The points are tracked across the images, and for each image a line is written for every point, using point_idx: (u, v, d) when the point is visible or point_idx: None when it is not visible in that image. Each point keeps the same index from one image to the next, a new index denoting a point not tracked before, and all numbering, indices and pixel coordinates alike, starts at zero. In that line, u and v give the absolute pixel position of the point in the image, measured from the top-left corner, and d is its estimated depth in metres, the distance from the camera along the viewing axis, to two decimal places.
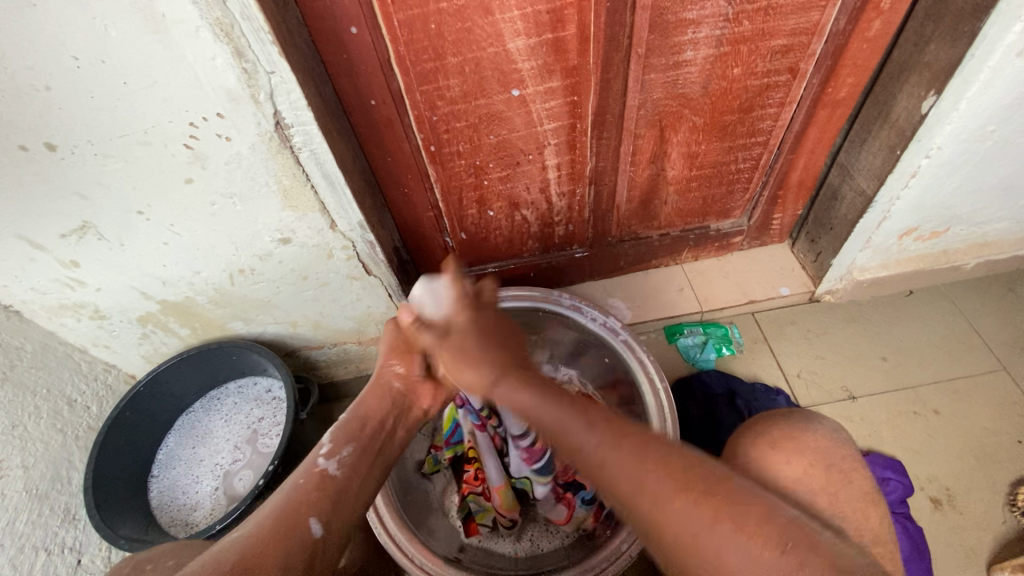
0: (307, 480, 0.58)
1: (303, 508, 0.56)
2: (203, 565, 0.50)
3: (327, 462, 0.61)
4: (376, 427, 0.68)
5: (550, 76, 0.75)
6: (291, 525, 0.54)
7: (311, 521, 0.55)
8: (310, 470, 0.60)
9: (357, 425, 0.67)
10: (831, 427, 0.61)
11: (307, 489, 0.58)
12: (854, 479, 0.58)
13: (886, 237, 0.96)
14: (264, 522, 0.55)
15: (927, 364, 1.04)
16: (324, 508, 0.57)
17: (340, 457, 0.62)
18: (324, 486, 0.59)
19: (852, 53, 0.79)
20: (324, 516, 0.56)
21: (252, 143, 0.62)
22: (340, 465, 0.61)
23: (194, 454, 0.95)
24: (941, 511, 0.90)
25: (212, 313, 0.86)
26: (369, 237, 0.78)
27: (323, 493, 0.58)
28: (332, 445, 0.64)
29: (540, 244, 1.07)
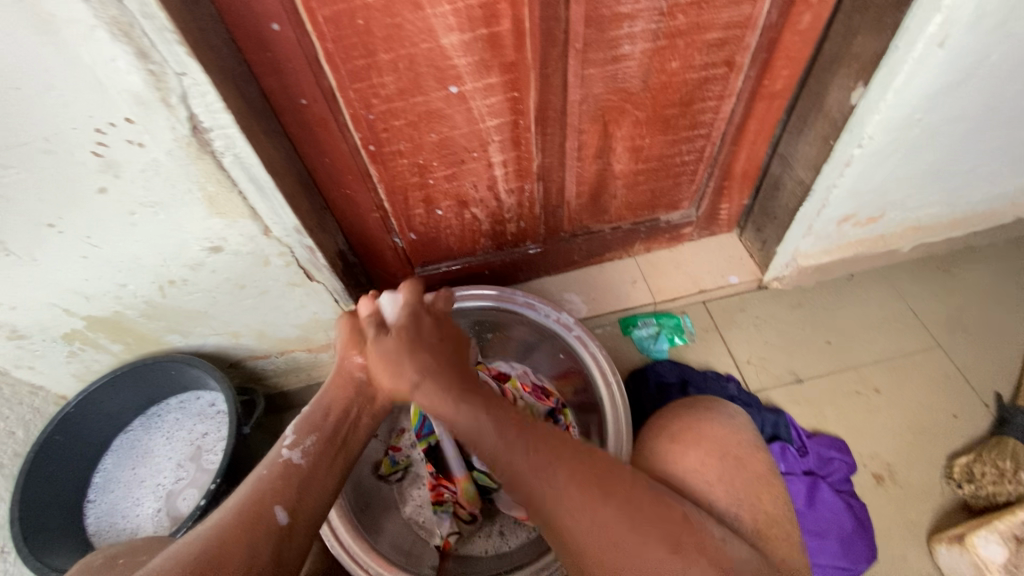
0: (270, 472, 0.56)
1: (267, 499, 0.53)
2: (159, 569, 0.47)
3: (291, 452, 0.58)
4: (344, 413, 0.63)
5: (488, 72, 0.74)
6: (254, 520, 0.51)
7: (277, 511, 0.53)
8: (273, 461, 0.57)
9: (324, 410, 0.63)
10: (729, 416, 0.70)
11: (270, 481, 0.55)
12: (747, 464, 0.65)
13: (826, 224, 0.99)
14: (227, 519, 0.52)
15: (869, 345, 1.08)
16: (290, 497, 0.54)
17: (304, 447, 0.59)
18: (288, 477, 0.56)
19: (786, 45, 0.80)
20: (291, 505, 0.54)
21: (168, 149, 0.59)
22: (304, 454, 0.58)
23: (134, 476, 0.91)
24: (883, 486, 0.94)
25: (145, 327, 0.82)
26: (307, 242, 0.76)
27: (287, 483, 0.55)
28: (295, 435, 0.60)
29: (493, 242, 1.06)
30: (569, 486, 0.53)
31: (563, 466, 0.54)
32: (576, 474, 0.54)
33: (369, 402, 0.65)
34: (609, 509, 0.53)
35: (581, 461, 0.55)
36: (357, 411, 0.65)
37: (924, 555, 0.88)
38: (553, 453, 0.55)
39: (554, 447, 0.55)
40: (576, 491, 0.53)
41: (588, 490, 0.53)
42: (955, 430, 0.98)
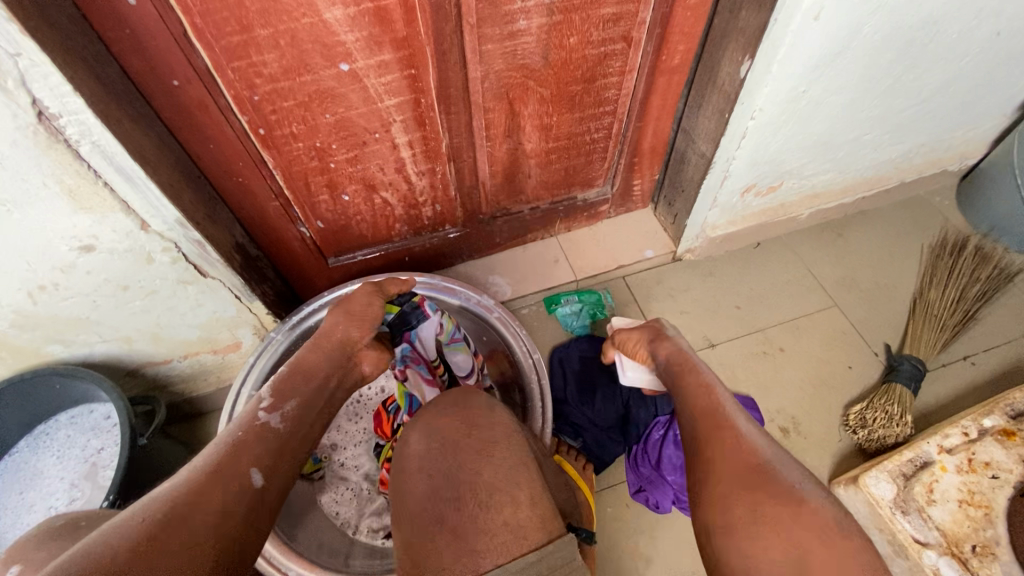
0: (247, 434, 0.56)
1: (245, 459, 0.53)
2: (135, 518, 0.44)
3: (269, 416, 0.59)
4: (325, 380, 0.67)
5: (379, 49, 0.71)
6: (230, 474, 0.51)
7: (252, 474, 0.52)
8: (250, 423, 0.58)
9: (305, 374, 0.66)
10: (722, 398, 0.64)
11: (248, 440, 0.55)
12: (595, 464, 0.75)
13: (730, 195, 1.04)
14: (198, 474, 0.50)
15: (775, 308, 1.15)
16: (267, 461, 0.54)
17: (283, 411, 0.60)
18: (265, 439, 0.56)
19: (679, 20, 0.82)
20: (265, 471, 0.54)
21: (10, 138, 0.53)
22: (283, 419, 0.59)
23: (21, 500, 0.82)
24: (789, 438, 1.01)
25: (17, 339, 0.74)
26: (194, 235, 0.70)
27: (264, 444, 0.56)
28: (272, 400, 0.61)
29: (410, 227, 1.03)
30: (721, 472, 0.54)
31: (707, 442, 0.57)
32: (725, 459, 0.54)
33: (349, 369, 0.71)
34: (768, 520, 0.48)
35: (733, 443, 0.56)
36: (336, 382, 0.68)
37: None
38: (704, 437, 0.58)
39: (709, 416, 0.60)
40: (727, 479, 0.53)
41: (735, 481, 0.52)
42: (850, 380, 1.07)
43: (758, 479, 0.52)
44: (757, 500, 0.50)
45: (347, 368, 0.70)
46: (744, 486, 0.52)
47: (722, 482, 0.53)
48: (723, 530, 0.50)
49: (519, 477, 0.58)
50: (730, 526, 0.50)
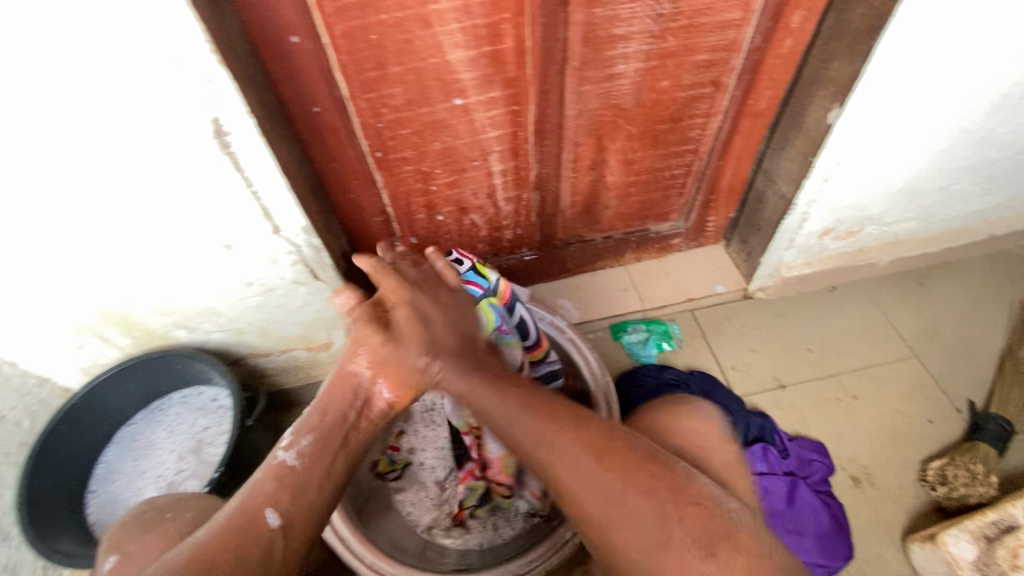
0: (266, 474, 0.55)
1: (258, 504, 0.53)
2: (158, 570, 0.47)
3: (286, 454, 0.57)
4: (342, 416, 0.61)
5: (490, 86, 0.79)
6: (246, 522, 0.51)
7: (267, 514, 0.52)
8: (269, 464, 0.57)
9: (321, 411, 0.61)
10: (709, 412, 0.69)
11: (264, 483, 0.55)
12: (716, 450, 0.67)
13: (807, 236, 1.05)
14: (217, 529, 0.51)
15: (849, 354, 1.13)
16: (283, 503, 0.54)
17: (300, 447, 0.58)
18: (284, 479, 0.55)
19: (768, 68, 0.86)
20: (283, 509, 0.53)
21: (192, 148, 0.63)
22: (299, 456, 0.57)
23: (135, 467, 0.92)
24: (861, 489, 0.98)
25: (153, 322, 0.85)
26: (314, 241, 0.79)
27: (282, 485, 0.55)
28: (292, 436, 0.59)
29: (490, 248, 1.10)
30: (568, 447, 0.54)
31: (548, 419, 0.55)
32: (574, 434, 0.54)
33: (365, 408, 0.63)
34: (648, 498, 0.51)
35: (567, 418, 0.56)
36: (357, 414, 0.62)
37: (899, 554, 0.92)
38: (543, 415, 0.56)
39: (554, 406, 0.57)
40: (583, 457, 0.53)
41: (588, 457, 0.53)
42: (930, 436, 1.03)
43: (627, 459, 0.53)
44: (610, 479, 0.52)
45: (361, 405, 0.62)
46: (588, 458, 0.53)
47: (577, 459, 0.53)
48: (603, 512, 0.51)
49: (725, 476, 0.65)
50: (604, 504, 0.51)
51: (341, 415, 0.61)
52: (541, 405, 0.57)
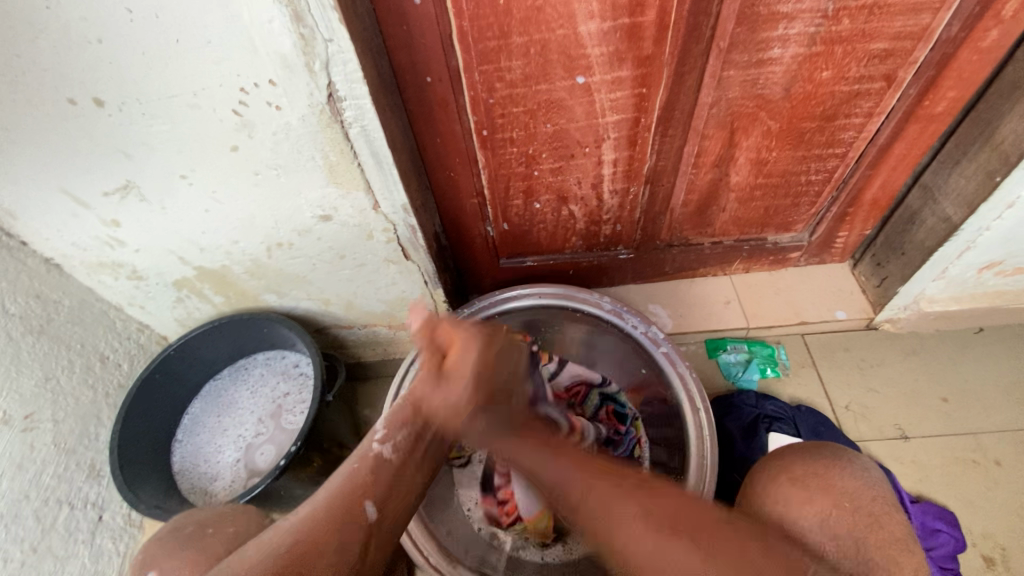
0: (361, 466, 0.51)
1: (359, 491, 0.49)
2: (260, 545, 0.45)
3: (382, 447, 0.53)
4: (433, 412, 0.57)
5: (619, 65, 0.70)
6: (344, 516, 0.47)
7: (366, 507, 0.48)
8: (364, 454, 0.53)
9: (413, 405, 0.57)
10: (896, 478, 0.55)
11: (360, 473, 0.51)
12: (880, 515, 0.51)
13: (964, 268, 0.89)
14: (317, 509, 0.47)
15: (993, 411, 0.96)
16: (379, 494, 0.49)
17: (396, 441, 0.54)
18: (380, 471, 0.51)
19: (960, 64, 0.71)
20: (381, 499, 0.49)
21: (302, 114, 0.59)
22: (396, 450, 0.53)
23: (218, 423, 0.95)
24: (995, 571, 0.82)
25: (246, 284, 0.84)
26: (412, 221, 0.75)
27: (377, 479, 0.50)
28: (386, 431, 0.55)
29: (584, 242, 1.01)
30: (619, 501, 0.47)
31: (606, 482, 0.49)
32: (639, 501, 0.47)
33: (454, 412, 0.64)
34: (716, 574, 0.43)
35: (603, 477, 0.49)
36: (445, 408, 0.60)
37: None
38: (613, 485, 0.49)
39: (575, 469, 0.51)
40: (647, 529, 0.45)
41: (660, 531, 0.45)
42: None
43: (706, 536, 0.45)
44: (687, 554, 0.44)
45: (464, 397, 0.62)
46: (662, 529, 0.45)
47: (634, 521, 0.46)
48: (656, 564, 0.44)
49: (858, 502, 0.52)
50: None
51: (430, 412, 0.57)
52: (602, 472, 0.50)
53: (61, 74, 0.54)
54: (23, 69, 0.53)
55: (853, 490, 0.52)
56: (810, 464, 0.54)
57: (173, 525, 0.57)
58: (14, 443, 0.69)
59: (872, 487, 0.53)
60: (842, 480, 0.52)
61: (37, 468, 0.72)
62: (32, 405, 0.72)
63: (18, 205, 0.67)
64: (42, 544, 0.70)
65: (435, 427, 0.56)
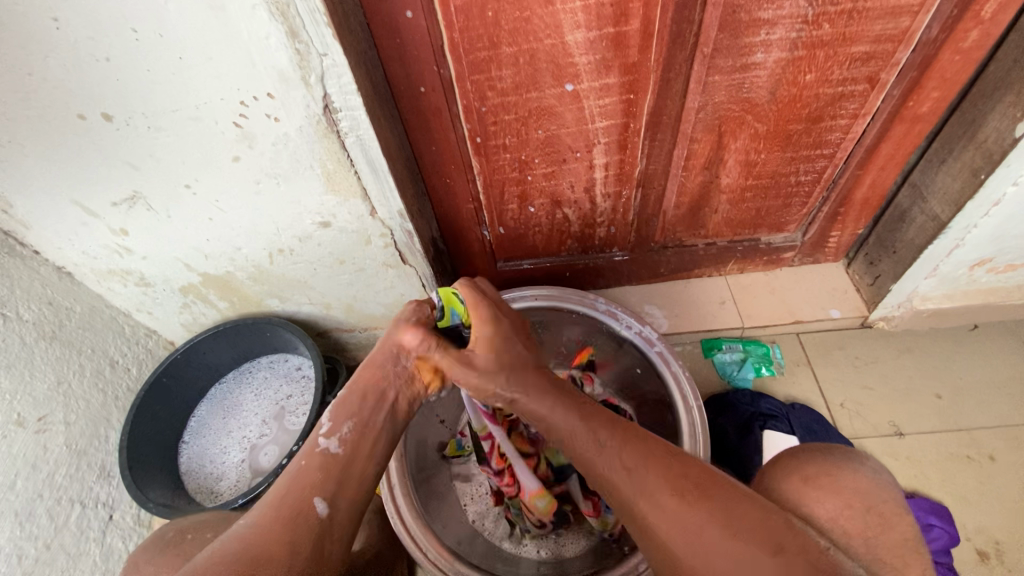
0: (309, 463, 0.52)
1: (306, 489, 0.50)
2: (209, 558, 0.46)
3: (327, 442, 0.54)
4: (381, 395, 0.58)
5: (607, 72, 0.72)
6: (293, 512, 0.48)
7: (315, 503, 0.49)
8: (310, 451, 0.53)
9: (360, 393, 0.58)
10: (871, 467, 0.57)
11: (309, 472, 0.52)
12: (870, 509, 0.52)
13: (955, 265, 0.90)
14: (263, 517, 0.48)
15: (988, 408, 0.96)
16: (329, 488, 0.51)
17: (341, 434, 0.55)
18: (326, 467, 0.52)
19: (942, 65, 0.73)
20: (330, 495, 0.50)
21: (300, 125, 0.62)
22: (341, 444, 0.54)
23: (223, 424, 0.98)
24: (989, 566, 0.83)
25: (250, 289, 0.87)
26: (408, 226, 0.77)
27: (327, 473, 0.52)
28: (330, 423, 0.55)
29: (579, 245, 1.03)
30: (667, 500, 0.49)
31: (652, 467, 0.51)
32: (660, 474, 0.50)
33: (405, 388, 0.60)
34: (757, 552, 0.44)
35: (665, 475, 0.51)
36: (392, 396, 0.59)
37: None
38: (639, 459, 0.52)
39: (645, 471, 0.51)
40: (685, 514, 0.48)
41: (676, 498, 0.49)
42: None
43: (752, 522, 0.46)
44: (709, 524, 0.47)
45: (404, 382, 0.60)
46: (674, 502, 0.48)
47: (668, 506, 0.48)
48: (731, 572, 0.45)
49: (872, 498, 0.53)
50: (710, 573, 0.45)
51: (380, 394, 0.58)
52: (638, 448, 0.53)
53: (71, 90, 0.57)
54: (36, 87, 0.56)
55: (863, 488, 0.54)
56: (821, 464, 0.56)
57: (157, 534, 0.61)
58: (28, 444, 0.72)
59: (882, 488, 0.55)
60: (853, 479, 0.54)
61: (49, 468, 0.75)
62: (45, 406, 0.75)
63: (31, 215, 0.70)
64: (55, 541, 0.73)
65: (381, 417, 0.57)
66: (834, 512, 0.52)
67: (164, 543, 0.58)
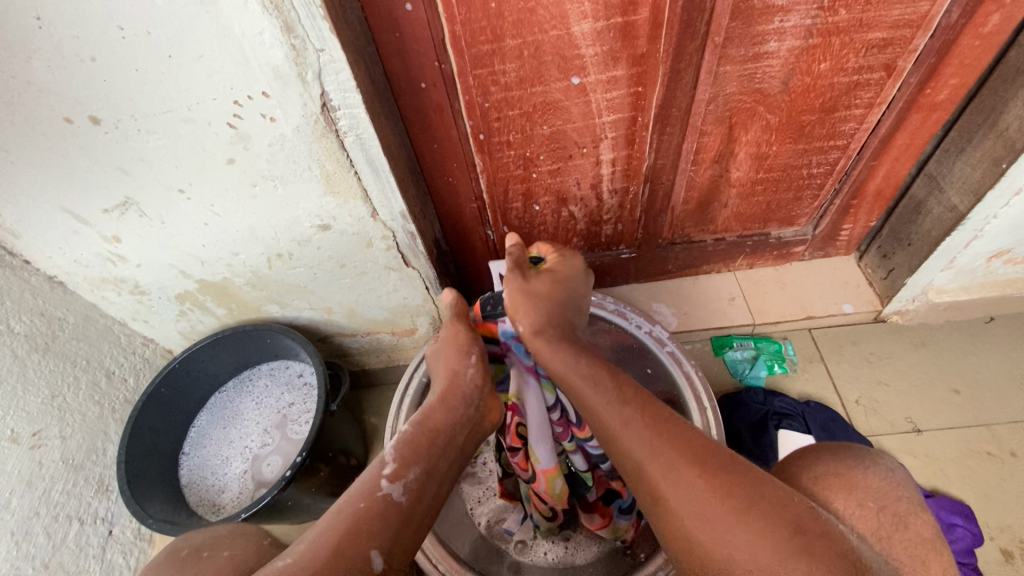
0: (367, 507, 0.49)
1: (366, 536, 0.47)
2: None
3: (391, 486, 0.51)
4: (445, 440, 0.58)
5: (614, 64, 0.69)
6: (349, 559, 0.45)
7: (372, 556, 0.46)
8: (371, 493, 0.50)
9: (427, 434, 0.58)
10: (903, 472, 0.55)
11: (366, 516, 0.49)
12: (905, 516, 0.50)
13: (973, 257, 0.88)
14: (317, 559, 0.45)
15: (1006, 402, 0.94)
16: (388, 538, 0.48)
17: (406, 480, 0.52)
18: (387, 514, 0.49)
19: (961, 50, 0.70)
20: (386, 549, 0.48)
21: (297, 124, 0.59)
22: (406, 491, 0.51)
23: (224, 435, 0.95)
24: (1013, 565, 0.81)
25: (248, 295, 0.84)
26: (411, 227, 0.75)
27: (386, 522, 0.49)
28: (396, 465, 0.53)
29: (585, 243, 1.00)
30: (682, 474, 0.48)
31: (669, 442, 0.50)
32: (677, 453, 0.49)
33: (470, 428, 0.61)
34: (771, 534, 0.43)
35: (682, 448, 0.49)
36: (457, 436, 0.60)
37: None
38: (658, 435, 0.50)
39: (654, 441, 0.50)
40: (699, 489, 0.46)
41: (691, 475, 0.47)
42: None
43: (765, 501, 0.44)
44: (719, 504, 0.45)
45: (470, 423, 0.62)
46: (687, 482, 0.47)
47: (682, 481, 0.47)
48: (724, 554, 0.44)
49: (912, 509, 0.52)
50: (718, 545, 0.44)
51: (445, 437, 0.58)
52: (655, 426, 0.51)
53: (55, 94, 0.54)
54: (20, 90, 0.53)
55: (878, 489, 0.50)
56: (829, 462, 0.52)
57: (173, 546, 0.55)
58: (23, 461, 0.69)
59: (898, 486, 0.50)
60: (865, 478, 0.50)
61: (46, 484, 0.73)
62: (39, 421, 0.73)
63: (19, 223, 0.67)
64: (53, 560, 0.71)
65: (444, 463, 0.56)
66: (847, 510, 0.48)
67: (179, 561, 0.52)
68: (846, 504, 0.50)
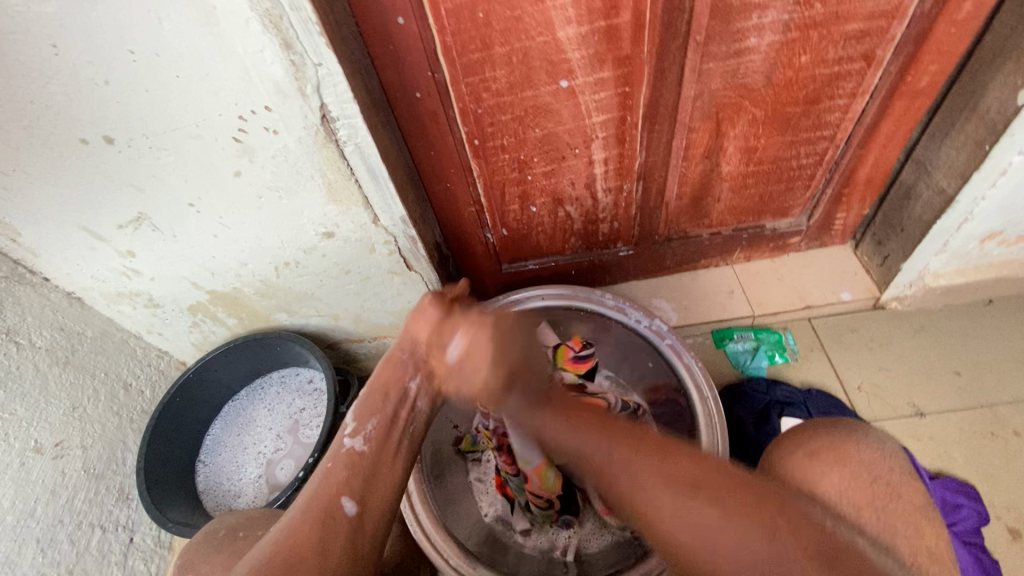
0: (334, 463, 0.53)
1: (337, 487, 0.51)
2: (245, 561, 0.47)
3: (353, 441, 0.55)
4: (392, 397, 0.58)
5: (600, 66, 0.72)
6: (322, 510, 0.49)
7: (344, 503, 0.49)
8: (336, 452, 0.54)
9: (380, 391, 0.59)
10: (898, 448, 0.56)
11: (334, 472, 0.52)
12: (895, 486, 0.52)
13: (966, 239, 0.89)
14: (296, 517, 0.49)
15: (1008, 381, 0.94)
16: (357, 487, 0.51)
17: (366, 431, 0.55)
18: (354, 466, 0.53)
19: (937, 37, 0.72)
20: (359, 496, 0.50)
21: (299, 136, 0.62)
22: (367, 441, 0.55)
23: (238, 441, 0.98)
24: (1021, 543, 0.81)
25: (258, 304, 0.87)
26: (411, 231, 0.77)
27: (353, 472, 0.52)
28: (355, 422, 0.57)
29: (583, 242, 1.02)
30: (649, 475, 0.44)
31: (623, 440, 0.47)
32: (683, 475, 0.44)
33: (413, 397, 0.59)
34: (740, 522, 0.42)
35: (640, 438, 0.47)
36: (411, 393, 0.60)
37: None
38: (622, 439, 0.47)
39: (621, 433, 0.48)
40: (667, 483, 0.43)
41: (698, 498, 0.43)
42: None
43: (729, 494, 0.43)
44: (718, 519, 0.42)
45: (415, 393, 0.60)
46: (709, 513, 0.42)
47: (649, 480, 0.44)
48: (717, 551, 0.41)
49: (907, 479, 0.53)
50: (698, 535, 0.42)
51: (400, 388, 0.59)
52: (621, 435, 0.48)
53: (71, 116, 0.57)
54: (38, 114, 0.57)
55: (867, 460, 0.53)
56: (820, 434, 0.55)
57: (207, 530, 0.61)
58: (46, 470, 0.72)
59: (887, 458, 0.54)
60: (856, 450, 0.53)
61: (68, 493, 0.75)
62: (60, 432, 0.75)
63: (39, 242, 0.71)
64: (77, 566, 0.73)
65: (404, 410, 0.58)
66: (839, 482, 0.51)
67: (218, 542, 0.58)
68: (840, 474, 0.52)
